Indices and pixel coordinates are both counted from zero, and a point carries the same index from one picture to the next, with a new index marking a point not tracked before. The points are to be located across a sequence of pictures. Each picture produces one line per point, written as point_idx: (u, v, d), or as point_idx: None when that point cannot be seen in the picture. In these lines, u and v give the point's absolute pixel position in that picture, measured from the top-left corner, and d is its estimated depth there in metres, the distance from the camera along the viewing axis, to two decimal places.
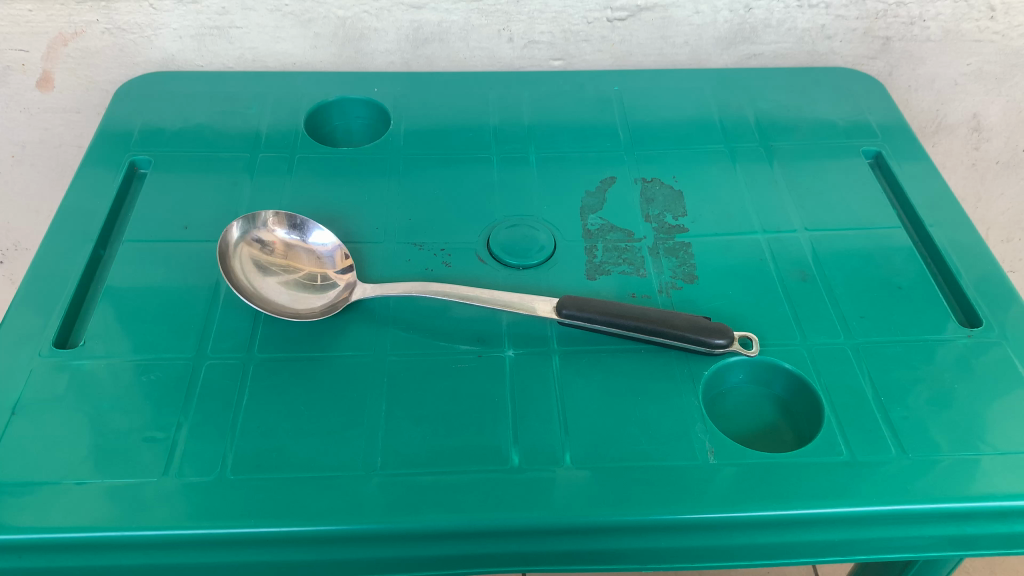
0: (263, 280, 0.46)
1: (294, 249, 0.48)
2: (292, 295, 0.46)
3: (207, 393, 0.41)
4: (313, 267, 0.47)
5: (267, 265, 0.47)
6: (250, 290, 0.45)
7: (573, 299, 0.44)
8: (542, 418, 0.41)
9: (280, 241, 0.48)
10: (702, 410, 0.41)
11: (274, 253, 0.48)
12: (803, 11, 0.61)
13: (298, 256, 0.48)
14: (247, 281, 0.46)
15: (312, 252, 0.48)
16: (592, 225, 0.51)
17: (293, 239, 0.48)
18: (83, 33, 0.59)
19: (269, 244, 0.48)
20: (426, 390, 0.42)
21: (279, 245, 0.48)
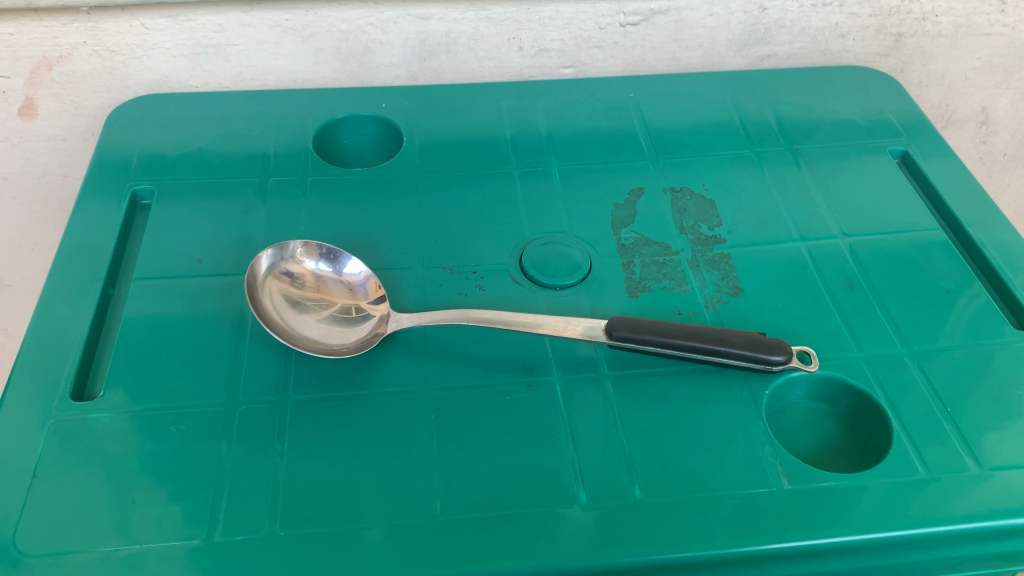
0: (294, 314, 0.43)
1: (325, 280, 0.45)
2: (327, 330, 0.43)
3: (244, 441, 0.38)
4: (346, 299, 0.44)
5: (297, 298, 0.44)
6: (282, 327, 0.42)
7: (623, 320, 0.42)
8: (604, 450, 0.39)
9: (309, 271, 0.45)
10: (769, 431, 0.39)
11: (304, 284, 0.45)
12: (817, 10, 0.60)
13: (330, 287, 0.45)
14: (277, 317, 0.43)
15: (344, 282, 0.45)
16: (626, 240, 0.49)
17: (323, 268, 0.45)
18: (68, 56, 0.55)
19: (298, 274, 0.45)
20: (478, 426, 0.39)
21: (308, 275, 0.45)
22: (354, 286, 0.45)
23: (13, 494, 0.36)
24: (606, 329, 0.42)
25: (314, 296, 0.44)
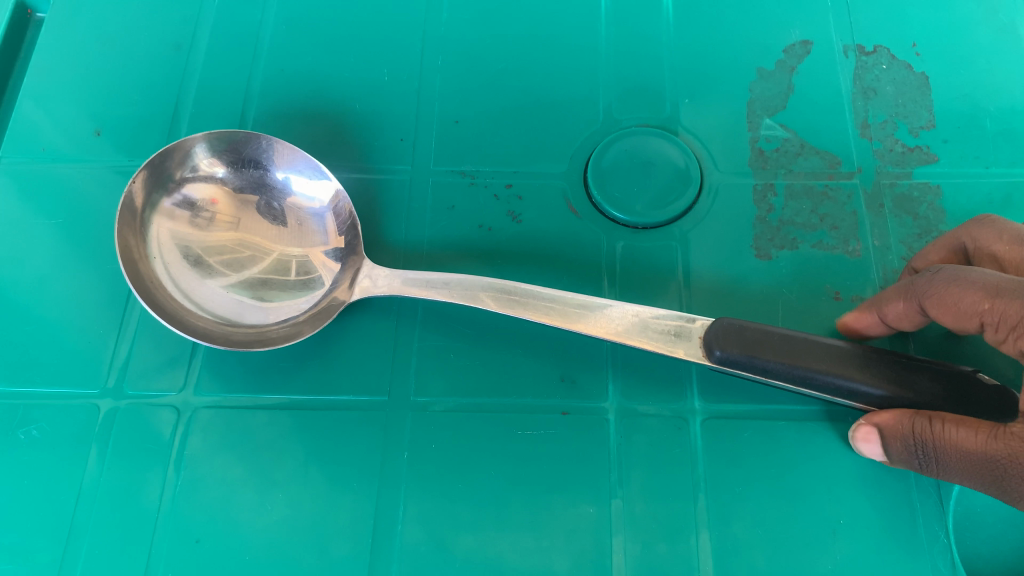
0: (198, 269, 0.27)
1: (248, 206, 0.28)
2: (256, 296, 0.27)
3: (127, 473, 0.26)
4: (283, 236, 0.28)
5: (202, 242, 0.28)
6: (183, 297, 0.26)
7: (735, 331, 0.23)
8: (670, 552, 0.24)
9: (219, 192, 0.28)
10: (953, 554, 0.24)
11: (214, 215, 0.28)
12: None
13: (257, 217, 0.28)
14: (173, 281, 0.27)
15: (282, 208, 0.28)
16: (767, 141, 0.30)
17: (242, 185, 0.28)
18: None
19: (202, 200, 0.28)
20: (477, 484, 0.25)
21: (219, 199, 0.28)
22: (299, 214, 0.28)
23: None
24: (704, 340, 0.24)
25: (229, 235, 0.28)
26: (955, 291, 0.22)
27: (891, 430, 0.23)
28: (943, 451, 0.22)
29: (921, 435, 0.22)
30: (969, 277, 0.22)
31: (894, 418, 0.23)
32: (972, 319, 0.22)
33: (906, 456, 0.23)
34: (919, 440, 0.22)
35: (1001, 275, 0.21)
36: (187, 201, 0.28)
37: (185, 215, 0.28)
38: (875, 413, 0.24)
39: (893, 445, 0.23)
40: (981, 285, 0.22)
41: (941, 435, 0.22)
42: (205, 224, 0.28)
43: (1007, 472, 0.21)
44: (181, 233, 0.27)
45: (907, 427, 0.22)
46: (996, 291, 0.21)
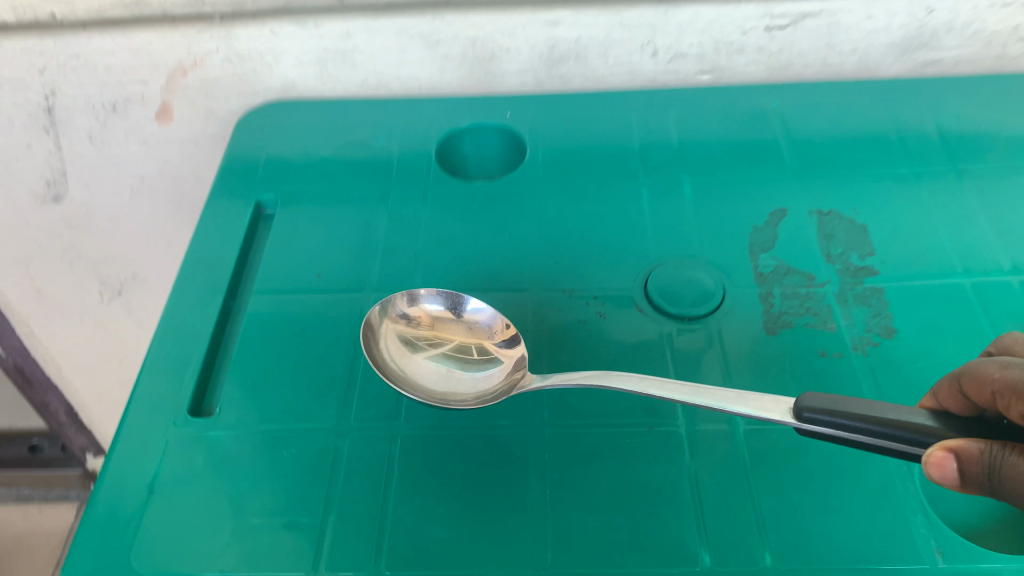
0: (412, 357, 0.42)
1: (448, 321, 0.43)
2: (446, 375, 0.42)
3: (354, 472, 0.37)
4: (473, 337, 0.43)
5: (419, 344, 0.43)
6: (410, 375, 0.41)
7: (819, 397, 0.31)
8: (730, 506, 0.35)
9: (426, 313, 0.44)
10: (923, 498, 0.35)
11: (419, 327, 0.43)
12: (994, 11, 0.53)
13: (448, 327, 0.43)
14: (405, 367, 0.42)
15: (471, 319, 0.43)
16: (765, 267, 0.45)
17: (440, 307, 0.44)
18: (202, 64, 0.56)
19: (412, 318, 0.43)
20: (594, 471, 0.37)
21: (423, 316, 0.44)
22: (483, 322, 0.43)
23: (132, 511, 0.37)
24: (796, 408, 0.31)
25: (434, 338, 0.43)
26: (980, 371, 0.29)
27: (969, 453, 0.27)
28: (1011, 473, 0.26)
29: (993, 457, 0.26)
30: (989, 363, 0.29)
31: (972, 444, 0.27)
32: (987, 391, 0.29)
33: (978, 478, 0.27)
34: (992, 463, 0.26)
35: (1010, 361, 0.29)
36: (404, 317, 0.43)
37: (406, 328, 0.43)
38: (949, 441, 0.27)
39: (968, 469, 0.27)
40: (996, 366, 0.29)
41: (1008, 459, 0.26)
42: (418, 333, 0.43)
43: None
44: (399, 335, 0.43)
45: (982, 452, 0.27)
46: (1004, 367, 0.28)
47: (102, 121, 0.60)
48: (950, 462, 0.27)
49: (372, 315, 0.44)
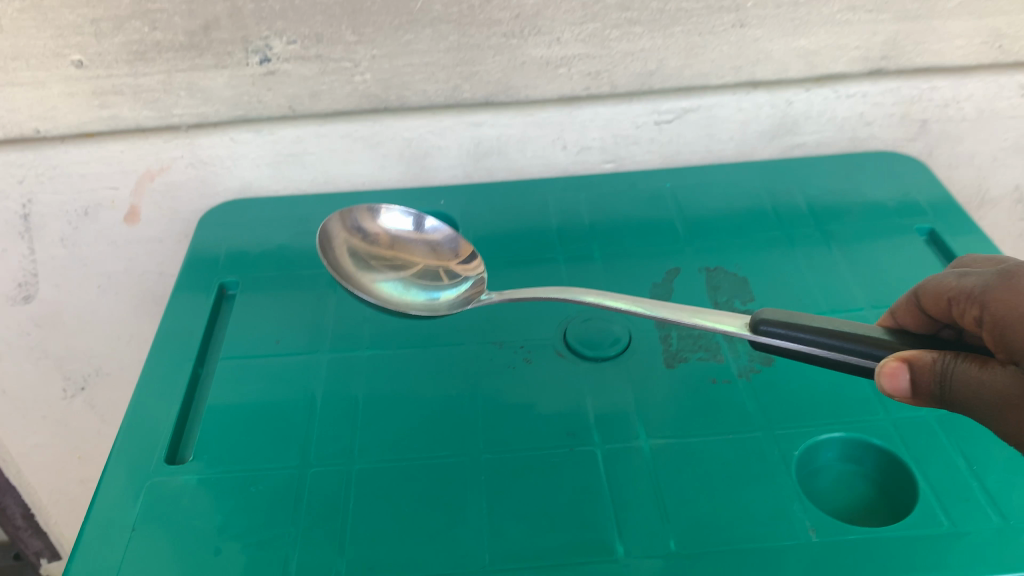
0: (374, 270, 0.55)
1: (405, 241, 0.56)
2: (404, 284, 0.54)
3: (315, 500, 0.42)
4: (427, 254, 0.56)
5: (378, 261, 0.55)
6: (372, 286, 0.54)
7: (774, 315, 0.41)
8: (641, 506, 0.41)
9: (385, 234, 0.56)
10: (798, 489, 0.42)
11: (379, 245, 0.56)
12: (842, 101, 0.63)
13: (404, 245, 0.56)
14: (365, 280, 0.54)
15: (428, 241, 0.56)
16: (663, 315, 0.53)
17: (398, 231, 0.56)
18: (168, 169, 0.63)
19: (373, 238, 0.56)
20: (525, 486, 0.43)
21: (382, 237, 0.56)
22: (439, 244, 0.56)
23: (116, 545, 0.41)
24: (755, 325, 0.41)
25: (392, 256, 0.56)
26: (936, 286, 0.39)
27: (921, 366, 0.35)
28: (954, 378, 0.35)
29: (942, 368, 0.35)
30: (940, 280, 0.39)
31: (924, 359, 0.36)
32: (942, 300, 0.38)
33: (929, 385, 0.35)
34: (940, 373, 0.35)
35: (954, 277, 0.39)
36: (366, 239, 0.56)
37: (365, 245, 0.56)
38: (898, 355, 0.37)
39: (919, 379, 0.36)
40: (947, 281, 0.39)
41: (952, 367, 0.35)
42: (375, 250, 0.56)
43: (997, 399, 0.33)
44: (361, 255, 0.55)
45: (931, 364, 0.35)
46: (954, 281, 0.38)
47: (74, 225, 0.66)
48: (904, 373, 0.36)
49: (326, 372, 0.50)
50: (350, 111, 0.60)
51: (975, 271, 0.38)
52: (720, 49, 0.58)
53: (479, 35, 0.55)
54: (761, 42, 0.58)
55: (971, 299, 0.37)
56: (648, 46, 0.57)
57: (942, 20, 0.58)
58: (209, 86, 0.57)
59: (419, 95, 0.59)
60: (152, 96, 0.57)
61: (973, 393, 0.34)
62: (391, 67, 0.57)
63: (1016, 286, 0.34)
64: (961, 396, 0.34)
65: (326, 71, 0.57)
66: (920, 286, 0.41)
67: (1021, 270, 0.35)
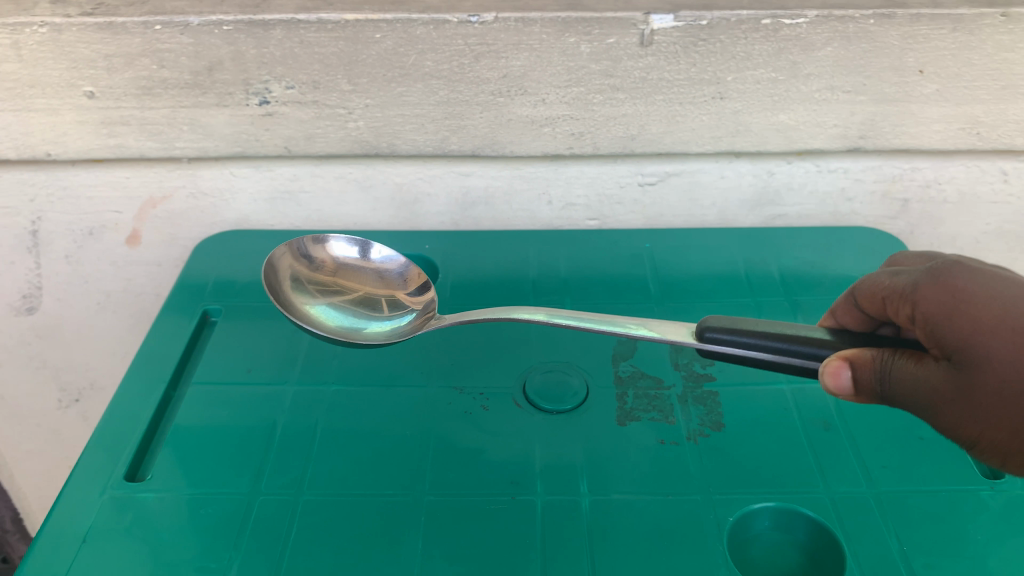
0: (314, 295, 0.56)
1: (353, 269, 0.58)
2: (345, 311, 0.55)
3: (259, 528, 0.44)
4: (373, 286, 0.57)
5: (323, 286, 0.56)
6: (312, 309, 0.54)
7: (718, 321, 0.42)
8: (570, 560, 0.42)
9: (330, 261, 0.58)
10: (726, 555, 0.42)
11: (321, 271, 0.57)
12: (823, 175, 0.65)
13: (346, 274, 0.58)
14: (311, 304, 0.55)
15: (375, 270, 0.58)
16: (623, 372, 0.55)
17: (341, 260, 0.58)
18: (170, 197, 0.66)
19: (316, 264, 0.57)
20: (461, 530, 0.44)
21: (325, 264, 0.58)
22: (384, 274, 0.58)
23: (65, 555, 0.43)
24: (699, 331, 0.42)
25: (334, 283, 0.57)
26: (871, 286, 0.42)
27: (862, 361, 0.37)
28: (896, 374, 0.37)
29: (882, 365, 0.37)
30: (874, 278, 0.42)
31: (866, 354, 0.37)
32: (877, 299, 0.42)
33: (869, 382, 0.37)
34: (881, 368, 0.37)
35: (887, 275, 0.42)
36: (309, 263, 0.57)
37: (308, 270, 0.57)
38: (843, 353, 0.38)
39: (861, 374, 0.37)
40: (880, 279, 0.42)
41: (895, 363, 0.37)
42: (319, 276, 0.57)
43: (932, 392, 0.36)
44: (303, 278, 0.56)
45: (872, 359, 0.37)
46: (889, 278, 0.41)
47: (78, 244, 0.69)
48: (845, 370, 0.38)
49: (290, 404, 0.52)
50: (343, 155, 0.63)
51: (906, 271, 0.41)
52: (700, 118, 0.60)
53: (468, 91, 0.58)
54: (740, 115, 0.60)
55: (903, 298, 0.40)
56: (630, 112, 0.59)
57: (920, 104, 0.59)
58: (211, 123, 0.60)
59: (409, 144, 0.62)
60: (156, 129, 0.60)
61: (911, 388, 0.36)
62: (383, 117, 0.60)
63: (944, 287, 0.37)
64: (901, 393, 0.36)
65: (322, 116, 0.60)
66: (855, 287, 0.44)
67: (949, 270, 0.38)
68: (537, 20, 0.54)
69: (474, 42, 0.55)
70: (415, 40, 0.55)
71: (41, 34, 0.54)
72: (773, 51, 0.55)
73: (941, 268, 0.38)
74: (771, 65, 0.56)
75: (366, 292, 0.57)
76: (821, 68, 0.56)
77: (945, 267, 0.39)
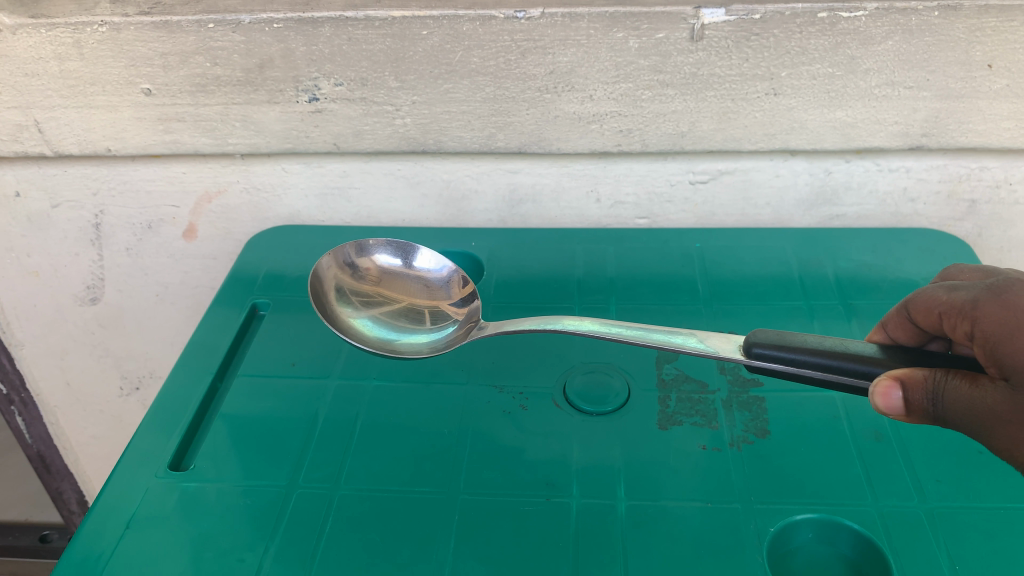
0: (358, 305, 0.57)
1: (399, 277, 0.59)
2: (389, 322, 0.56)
3: (295, 520, 0.44)
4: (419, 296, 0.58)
5: (368, 297, 0.58)
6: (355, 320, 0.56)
7: (765, 336, 0.41)
8: (603, 565, 0.42)
9: (375, 269, 0.59)
10: (766, 566, 0.41)
11: (367, 279, 0.58)
12: (884, 175, 0.63)
13: (390, 283, 0.58)
14: (356, 317, 0.56)
15: (420, 280, 0.58)
16: (667, 375, 0.54)
17: (387, 268, 0.59)
18: (224, 192, 0.68)
19: (362, 271, 0.58)
20: (494, 532, 0.43)
21: (371, 272, 0.58)
22: (429, 283, 0.58)
23: (109, 539, 0.44)
24: (747, 346, 0.41)
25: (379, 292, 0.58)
26: (928, 300, 0.40)
27: (913, 381, 0.36)
28: (950, 396, 0.35)
29: (934, 384, 0.36)
30: (929, 292, 0.41)
31: (917, 374, 0.36)
32: (933, 314, 0.40)
33: (920, 402, 0.36)
34: (933, 389, 0.36)
35: (945, 289, 0.40)
36: (354, 270, 0.58)
37: (353, 278, 0.58)
38: (895, 374, 0.37)
39: (913, 395, 0.36)
40: (939, 292, 0.40)
41: (949, 384, 0.35)
42: (364, 285, 0.58)
43: (988, 414, 0.34)
44: (348, 286, 0.58)
45: (924, 378, 0.36)
46: (948, 292, 0.39)
47: (138, 237, 0.71)
48: (895, 390, 0.36)
49: (331, 399, 0.52)
50: (392, 152, 0.63)
51: (965, 286, 0.39)
52: (753, 115, 0.58)
53: (514, 88, 0.58)
54: (795, 112, 0.58)
55: (961, 315, 0.38)
56: (680, 109, 0.58)
57: (988, 101, 0.56)
58: (262, 120, 0.61)
59: (456, 141, 0.62)
60: (210, 126, 0.62)
61: (967, 409, 0.35)
62: (429, 113, 0.60)
63: (1006, 304, 0.36)
64: (954, 413, 0.35)
65: (369, 112, 0.60)
66: (909, 301, 0.42)
67: (1011, 285, 0.36)
68: (584, 15, 0.53)
69: (521, 38, 0.54)
70: (461, 36, 0.54)
71: (102, 33, 0.55)
72: (830, 46, 0.53)
73: (1003, 285, 0.36)
74: (828, 60, 0.54)
75: (410, 302, 0.58)
76: (881, 62, 0.54)
77: (1007, 283, 0.37)
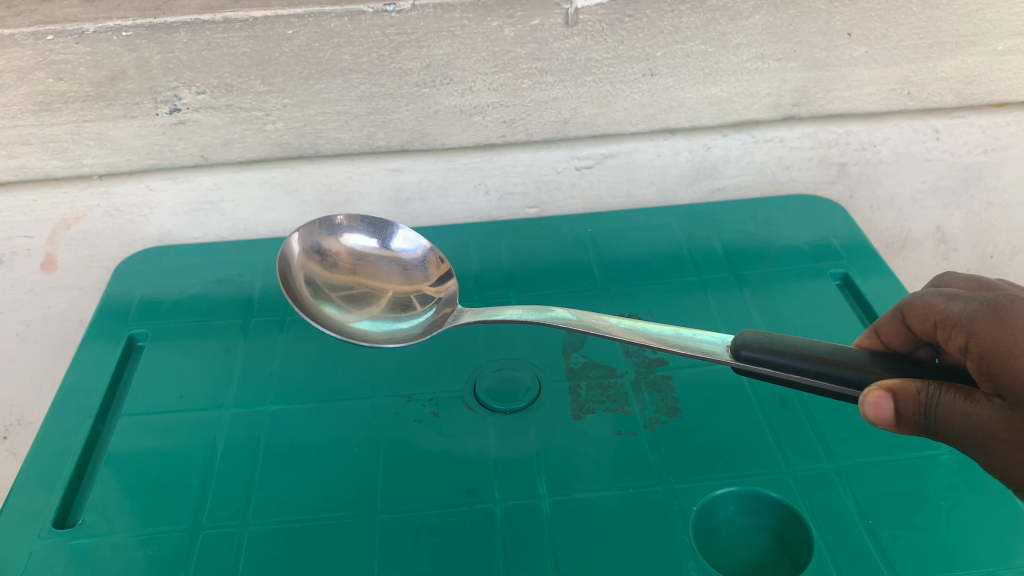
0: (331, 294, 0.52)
1: (373, 260, 0.54)
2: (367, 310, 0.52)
3: (203, 565, 0.41)
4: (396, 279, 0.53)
5: (344, 284, 0.52)
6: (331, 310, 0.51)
7: (755, 341, 0.39)
8: (534, 567, 0.41)
9: (345, 253, 0.53)
10: (693, 547, 0.41)
11: (337, 266, 0.53)
12: (760, 146, 0.64)
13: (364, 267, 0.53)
14: (332, 306, 0.51)
15: (397, 262, 0.54)
16: (574, 363, 0.53)
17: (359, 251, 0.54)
18: (83, 217, 0.63)
19: (331, 257, 0.53)
20: (418, 549, 0.42)
21: (342, 257, 0.53)
22: (407, 265, 0.54)
23: None
24: (736, 348, 0.39)
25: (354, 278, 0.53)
26: (926, 307, 0.38)
27: (906, 393, 0.34)
28: (943, 411, 0.33)
29: (928, 397, 0.34)
30: (928, 300, 0.38)
31: (909, 387, 0.34)
32: (929, 323, 0.38)
33: (912, 416, 0.34)
34: (926, 402, 0.34)
35: (944, 297, 0.37)
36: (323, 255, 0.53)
37: (324, 265, 0.53)
38: (886, 384, 0.35)
39: (904, 407, 0.34)
40: (938, 301, 0.38)
41: (942, 398, 0.33)
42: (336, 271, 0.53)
43: (984, 433, 0.33)
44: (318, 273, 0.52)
45: (917, 392, 0.34)
46: (947, 301, 0.37)
47: None
48: (886, 402, 0.34)
49: (228, 428, 0.49)
50: (266, 159, 0.60)
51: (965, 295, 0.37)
52: (632, 97, 0.59)
53: (391, 83, 0.55)
54: (672, 91, 0.58)
55: (958, 328, 0.35)
56: (561, 95, 0.58)
57: (851, 68, 0.59)
58: (118, 136, 0.56)
59: (333, 143, 0.59)
60: (61, 147, 0.57)
61: (960, 427, 0.33)
62: (303, 116, 0.57)
63: (1004, 320, 0.33)
64: (948, 429, 0.33)
65: (237, 120, 0.57)
66: (904, 305, 0.40)
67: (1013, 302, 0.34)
68: (456, 5, 0.51)
69: (393, 32, 0.52)
70: (330, 33, 0.52)
71: None
72: (701, 23, 0.54)
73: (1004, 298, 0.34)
74: (700, 37, 0.55)
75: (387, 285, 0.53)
76: (750, 36, 0.55)
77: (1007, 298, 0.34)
